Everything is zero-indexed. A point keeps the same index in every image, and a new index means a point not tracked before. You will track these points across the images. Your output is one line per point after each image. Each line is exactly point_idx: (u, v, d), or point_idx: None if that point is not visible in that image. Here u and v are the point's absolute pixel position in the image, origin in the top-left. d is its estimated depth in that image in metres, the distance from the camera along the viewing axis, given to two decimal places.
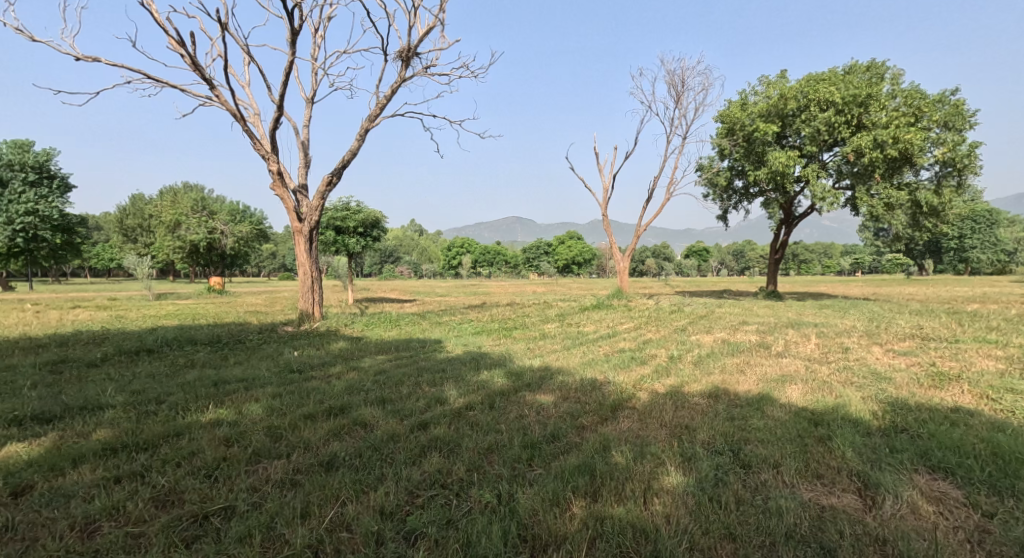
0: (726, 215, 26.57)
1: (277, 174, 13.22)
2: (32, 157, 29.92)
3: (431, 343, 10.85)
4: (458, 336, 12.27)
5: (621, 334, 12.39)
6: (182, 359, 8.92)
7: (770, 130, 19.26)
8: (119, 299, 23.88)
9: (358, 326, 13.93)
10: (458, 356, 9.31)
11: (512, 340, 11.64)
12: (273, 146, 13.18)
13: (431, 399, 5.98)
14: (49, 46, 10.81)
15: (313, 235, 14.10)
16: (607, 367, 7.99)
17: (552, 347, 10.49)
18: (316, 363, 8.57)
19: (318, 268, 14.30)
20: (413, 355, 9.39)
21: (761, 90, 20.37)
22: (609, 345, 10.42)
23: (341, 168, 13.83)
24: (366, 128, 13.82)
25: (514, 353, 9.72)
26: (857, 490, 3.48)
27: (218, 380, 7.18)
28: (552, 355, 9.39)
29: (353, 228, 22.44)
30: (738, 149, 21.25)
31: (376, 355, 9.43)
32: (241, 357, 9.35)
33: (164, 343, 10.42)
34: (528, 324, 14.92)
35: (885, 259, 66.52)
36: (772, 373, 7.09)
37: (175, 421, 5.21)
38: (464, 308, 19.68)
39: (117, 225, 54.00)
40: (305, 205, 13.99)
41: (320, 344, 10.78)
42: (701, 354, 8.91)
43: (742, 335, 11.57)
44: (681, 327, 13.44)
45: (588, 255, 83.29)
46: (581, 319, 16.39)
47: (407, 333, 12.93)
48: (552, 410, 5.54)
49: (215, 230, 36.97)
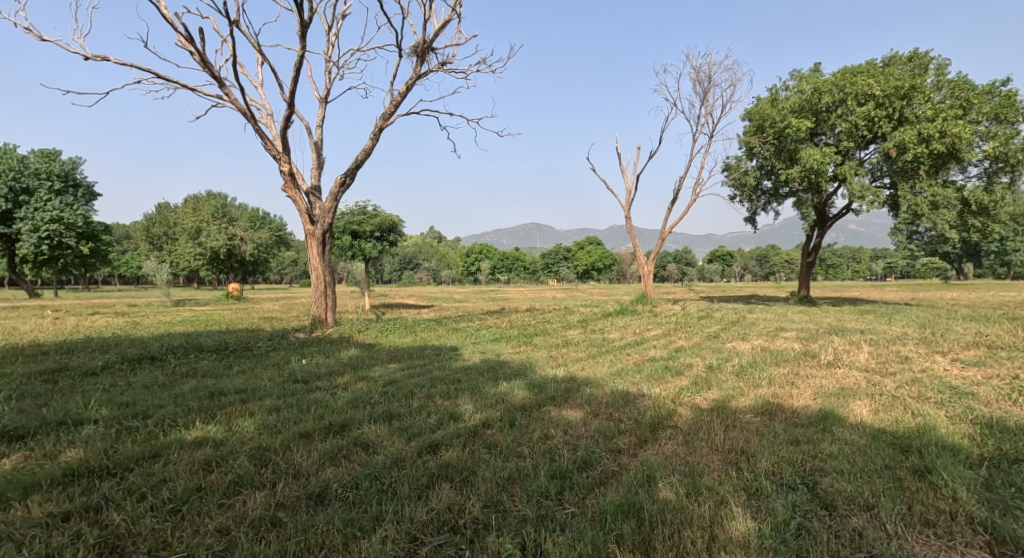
0: (754, 217, 25.59)
1: (289, 176, 12.74)
2: (57, 166, 30.03)
3: (447, 351, 10.19)
4: (477, 343, 11.60)
5: (650, 341, 11.59)
6: (184, 368, 8.39)
7: (803, 126, 18.39)
8: (138, 306, 23.67)
9: (371, 333, 13.36)
10: (475, 365, 8.63)
11: (534, 347, 10.95)
12: (284, 146, 12.71)
13: (443, 415, 5.32)
14: (56, 45, 10.52)
15: (325, 238, 13.58)
16: (639, 378, 7.22)
17: (577, 355, 9.74)
18: (325, 373, 7.95)
19: (331, 273, 13.78)
20: (428, 364, 8.74)
21: (793, 86, 19.51)
22: (639, 353, 9.65)
23: (355, 168, 13.34)
24: (380, 127, 13.31)
25: (537, 361, 9.01)
26: (985, 546, 2.77)
27: (217, 391, 6.57)
28: (578, 364, 8.67)
29: (370, 232, 21.99)
30: (768, 147, 20.34)
31: (387, 363, 8.80)
32: (248, 366, 8.78)
33: (169, 350, 9.90)
34: (550, 330, 14.22)
35: (919, 263, 64.33)
36: (830, 386, 6.28)
37: (156, 438, 4.62)
38: (483, 314, 19.07)
39: (144, 233, 54.72)
40: (318, 207, 13.48)
41: (331, 352, 10.20)
42: (742, 363, 8.10)
43: (783, 342, 10.72)
44: (715, 333, 12.59)
45: (609, 260, 82.16)
46: (605, 325, 15.64)
47: (423, 340, 12.34)
48: (581, 429, 4.83)
49: (235, 236, 36.91)
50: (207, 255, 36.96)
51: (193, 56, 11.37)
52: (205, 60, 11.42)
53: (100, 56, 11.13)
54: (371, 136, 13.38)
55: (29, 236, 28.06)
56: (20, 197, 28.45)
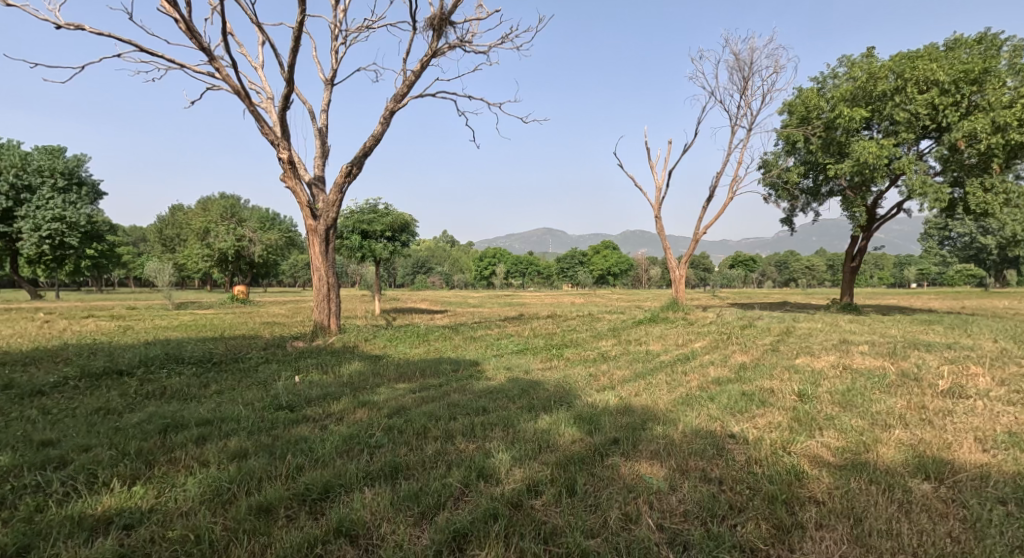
0: (792, 217, 23.85)
1: (288, 164, 11.27)
2: (62, 163, 28.70)
3: (467, 366, 8.63)
4: (500, 356, 10.03)
5: (702, 357, 9.91)
6: (150, 387, 6.92)
7: (858, 115, 16.72)
8: (136, 309, 22.29)
9: (380, 342, 11.89)
10: (502, 386, 7.06)
11: (567, 362, 9.37)
12: (283, 130, 11.24)
13: (469, 470, 3.83)
14: (23, 10, 9.15)
15: (329, 235, 12.09)
16: (716, 409, 5.61)
17: (623, 375, 8.11)
18: (319, 394, 6.46)
19: (335, 274, 12.30)
20: (445, 385, 7.18)
21: (844, 73, 17.85)
22: (697, 373, 8.02)
23: (362, 156, 11.90)
24: (391, 110, 11.86)
25: (577, 383, 7.40)
26: None
27: (174, 422, 5.07)
28: (628, 387, 7.06)
29: (381, 232, 20.55)
30: (814, 141, 18.69)
31: (396, 383, 7.27)
32: (230, 384, 7.28)
33: (143, 361, 8.44)
34: (580, 341, 12.66)
35: (951, 270, 61.90)
36: (988, 428, 4.64)
37: (48, 512, 3.14)
38: (501, 321, 17.54)
39: (156, 235, 53.92)
40: (321, 200, 12.02)
41: (332, 366, 8.70)
42: (839, 388, 6.44)
43: (866, 359, 9.04)
44: (775, 348, 10.88)
45: (626, 265, 80.25)
46: (640, 334, 14.02)
47: (438, 351, 10.84)
48: (676, 504, 3.33)
49: (244, 237, 35.66)
50: (215, 257, 35.68)
51: (179, 24, 9.97)
52: (191, 29, 10.00)
53: (75, 24, 9.76)
54: (381, 121, 11.93)
55: (30, 235, 26.69)
56: (22, 194, 27.14)
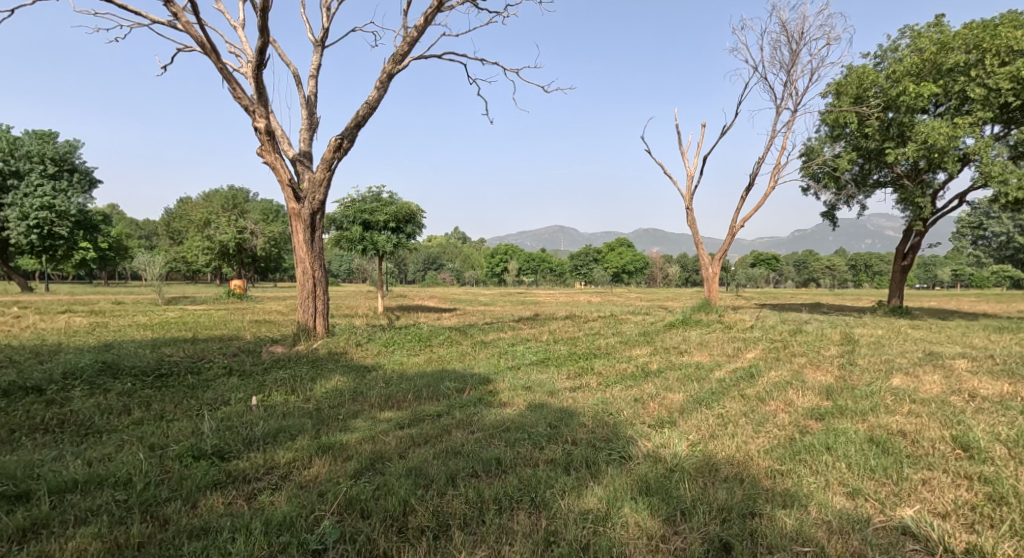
0: (834, 210, 21.78)
1: (266, 135, 9.41)
2: (52, 148, 26.62)
3: (475, 385, 6.79)
4: (516, 369, 8.16)
5: (769, 375, 7.95)
6: (46, 415, 5.07)
7: (927, 91, 14.81)
8: (124, 303, 20.60)
9: (375, 346, 10.12)
10: (522, 419, 5.22)
11: (601, 378, 7.55)
12: (259, 93, 9.35)
13: None
14: None
15: (315, 219, 10.31)
16: (845, 470, 3.74)
17: (679, 402, 6.23)
18: (269, 430, 4.63)
19: (323, 266, 10.51)
20: (446, 415, 5.37)
21: (907, 46, 16.03)
22: (776, 402, 6.09)
23: (355, 127, 10.10)
24: (389, 73, 10.03)
25: (621, 416, 5.52)
26: None
27: (16, 489, 3.28)
28: (693, 425, 5.18)
29: (383, 223, 18.78)
30: (872, 123, 16.71)
31: (379, 412, 5.46)
32: (163, 409, 5.44)
33: (66, 375, 6.61)
34: (609, 348, 10.80)
35: (985, 271, 58.97)
36: None
37: None
38: (514, 321, 15.72)
39: (164, 229, 52.70)
40: (306, 179, 10.23)
41: (304, 382, 6.85)
42: (1006, 434, 4.49)
43: (984, 381, 7.12)
44: (852, 363, 8.87)
45: (641, 263, 77.90)
46: (677, 341, 12.13)
47: (441, 359, 9.07)
48: None
49: (246, 229, 33.92)
50: (216, 250, 34.05)
51: None
52: None
53: None
54: (377, 86, 10.12)
55: (17, 224, 25.06)
56: (8, 180, 25.43)
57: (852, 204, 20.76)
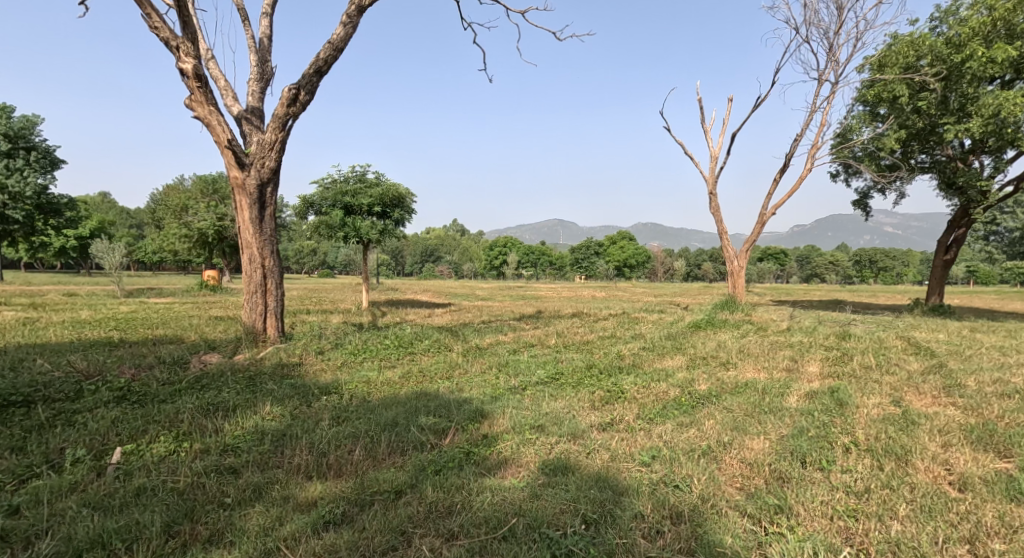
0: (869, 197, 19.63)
1: (195, 81, 7.22)
2: (5, 122, 24.25)
3: (464, 424, 4.64)
4: (522, 392, 6.07)
5: (865, 403, 5.85)
6: None
7: (1000, 55, 12.84)
8: (76, 296, 18.30)
9: (341, 354, 7.98)
10: (536, 503, 3.11)
11: (640, 410, 5.41)
12: (185, 25, 7.14)
13: None
14: None
15: (265, 193, 8.14)
16: None
17: (773, 457, 4.10)
18: None
19: (275, 253, 8.35)
20: (410, 492, 3.25)
21: (970, 6, 13.92)
22: (924, 462, 3.95)
23: (314, 75, 7.94)
24: (358, 4, 7.86)
25: (694, 492, 3.41)
26: None
27: None
28: (824, 518, 3.08)
29: (367, 206, 16.62)
30: (928, 95, 14.62)
31: (304, 484, 3.33)
32: None
33: None
34: (635, 357, 8.69)
35: (998, 267, 56.72)
36: None
37: None
38: (516, 320, 13.61)
39: (148, 216, 50.37)
40: (254, 141, 8.05)
41: (217, 416, 4.70)
42: None
43: None
44: (961, 386, 6.78)
45: (643, 257, 75.96)
46: (712, 348, 10.02)
47: (423, 375, 6.93)
48: None
49: (226, 216, 31.61)
50: (193, 238, 31.67)
51: None
52: None
53: None
54: (344, 21, 7.97)
55: None
56: None
57: (891, 192, 18.65)
